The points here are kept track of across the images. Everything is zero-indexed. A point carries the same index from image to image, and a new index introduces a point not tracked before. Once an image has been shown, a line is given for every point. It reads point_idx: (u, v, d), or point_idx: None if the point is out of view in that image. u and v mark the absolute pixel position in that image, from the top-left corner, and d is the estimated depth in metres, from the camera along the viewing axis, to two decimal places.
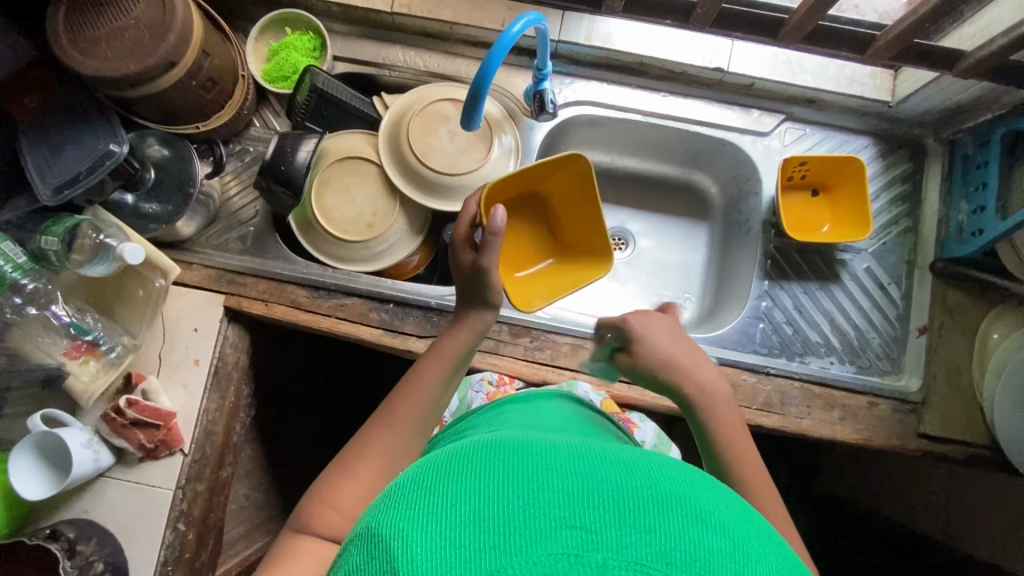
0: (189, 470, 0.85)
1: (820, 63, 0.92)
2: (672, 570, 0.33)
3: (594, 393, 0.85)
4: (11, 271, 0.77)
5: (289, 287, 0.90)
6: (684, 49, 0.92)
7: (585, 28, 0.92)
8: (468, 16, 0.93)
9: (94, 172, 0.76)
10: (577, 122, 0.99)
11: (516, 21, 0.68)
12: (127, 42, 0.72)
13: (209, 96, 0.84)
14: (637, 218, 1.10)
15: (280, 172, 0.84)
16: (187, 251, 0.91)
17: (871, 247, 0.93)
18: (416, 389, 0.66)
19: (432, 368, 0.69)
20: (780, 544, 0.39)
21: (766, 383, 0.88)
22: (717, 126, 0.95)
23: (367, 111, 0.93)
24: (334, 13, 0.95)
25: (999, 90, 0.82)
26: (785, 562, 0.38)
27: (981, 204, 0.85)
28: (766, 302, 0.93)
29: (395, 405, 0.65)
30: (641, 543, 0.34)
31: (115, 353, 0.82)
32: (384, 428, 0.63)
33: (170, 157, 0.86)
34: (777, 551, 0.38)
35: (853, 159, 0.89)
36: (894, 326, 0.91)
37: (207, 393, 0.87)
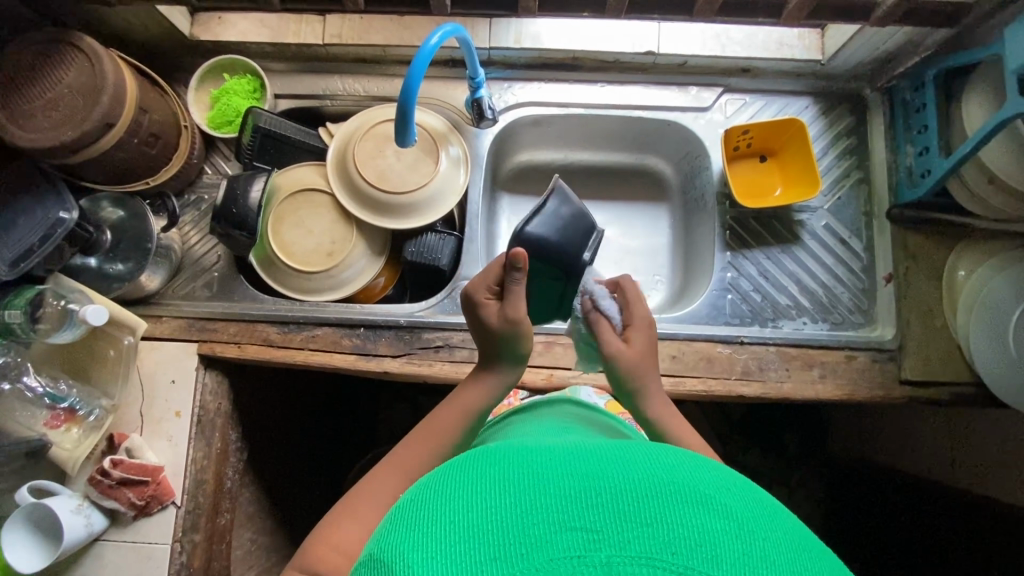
0: (184, 521, 0.86)
1: (748, 32, 0.92)
2: (678, 560, 0.33)
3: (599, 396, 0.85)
4: None
5: (259, 325, 0.90)
6: (614, 38, 0.93)
7: (513, 31, 0.93)
8: (398, 36, 0.94)
9: (47, 241, 0.77)
10: (521, 125, 1.00)
11: (435, 32, 0.69)
12: (63, 110, 0.74)
13: (154, 151, 0.85)
14: (599, 209, 1.11)
15: (233, 215, 0.85)
16: (156, 305, 0.92)
17: (827, 203, 0.94)
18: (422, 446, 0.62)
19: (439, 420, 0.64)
20: (786, 518, 0.40)
21: (742, 351, 0.88)
22: (659, 109, 0.96)
23: (315, 144, 0.94)
24: (269, 53, 0.97)
25: (921, 32, 0.83)
26: (794, 534, 0.38)
27: (925, 145, 0.86)
28: (731, 272, 0.93)
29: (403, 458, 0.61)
30: (648, 539, 0.34)
31: (94, 416, 0.83)
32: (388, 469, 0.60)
33: (126, 217, 0.87)
34: (786, 525, 0.38)
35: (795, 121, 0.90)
36: (861, 278, 0.92)
37: (192, 443, 0.88)
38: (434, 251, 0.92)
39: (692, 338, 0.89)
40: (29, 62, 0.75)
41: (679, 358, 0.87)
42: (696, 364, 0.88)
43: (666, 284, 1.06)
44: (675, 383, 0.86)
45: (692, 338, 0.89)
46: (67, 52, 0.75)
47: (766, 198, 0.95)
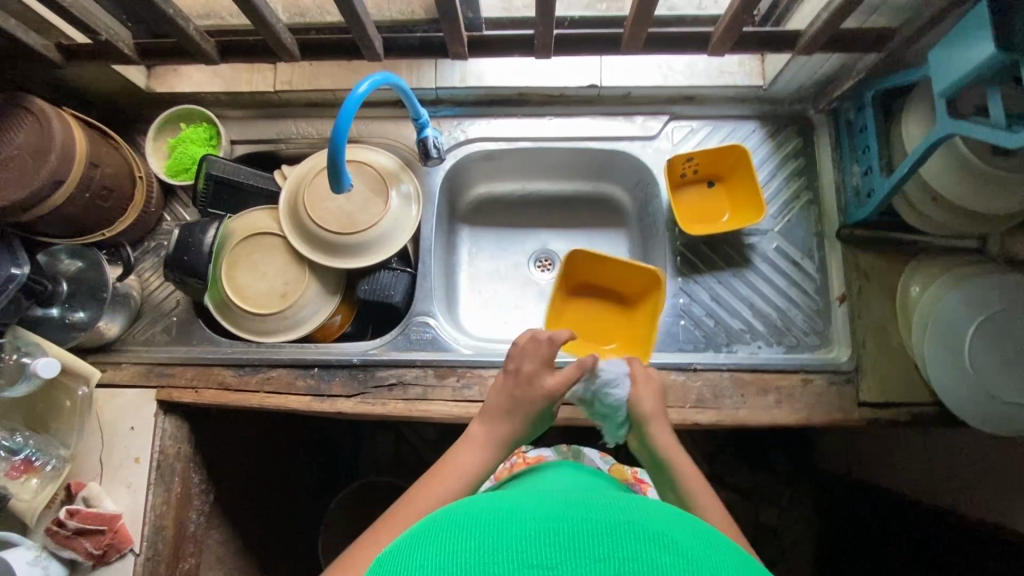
0: (142, 569, 0.86)
1: (688, 62, 0.94)
2: None
3: (601, 460, 0.85)
4: None
5: (216, 369, 0.91)
6: (557, 73, 0.95)
7: (458, 72, 0.95)
8: (347, 81, 0.96)
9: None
10: (473, 159, 1.01)
11: (362, 81, 0.71)
12: (13, 170, 0.76)
13: (109, 204, 0.87)
14: (558, 236, 1.12)
15: (186, 263, 0.86)
16: (117, 351, 0.94)
17: (777, 225, 0.94)
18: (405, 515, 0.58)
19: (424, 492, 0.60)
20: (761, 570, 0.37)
21: (696, 379, 0.88)
22: (606, 139, 0.98)
23: (267, 186, 0.96)
24: (224, 101, 0.99)
25: (853, 57, 0.83)
26: None
27: (869, 165, 0.86)
28: (682, 297, 0.93)
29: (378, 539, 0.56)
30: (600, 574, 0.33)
31: (52, 466, 0.84)
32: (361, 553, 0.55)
33: (84, 267, 0.89)
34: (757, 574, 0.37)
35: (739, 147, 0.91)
36: (815, 299, 0.92)
37: (151, 489, 0.88)
38: (387, 287, 0.93)
39: None
40: None
41: None
42: None
43: None
44: None
45: None
46: (19, 115, 0.78)
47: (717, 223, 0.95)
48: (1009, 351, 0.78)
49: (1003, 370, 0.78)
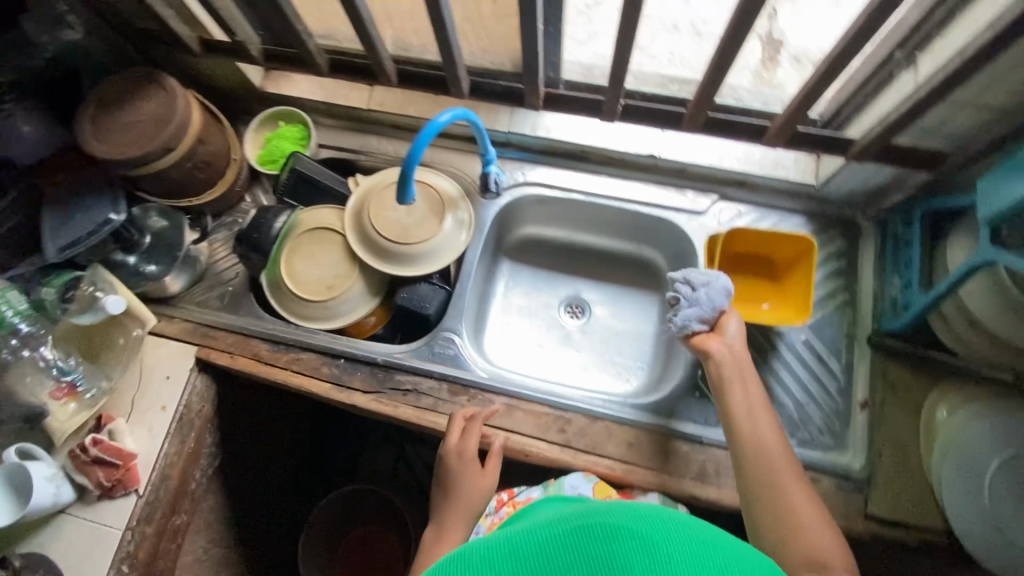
0: (140, 511, 0.91)
1: (745, 151, 1.00)
2: None
3: (586, 480, 0.84)
4: (12, 316, 0.87)
5: (255, 341, 0.99)
6: (621, 138, 1.02)
7: (530, 122, 1.05)
8: (431, 112, 1.07)
9: (93, 235, 0.90)
10: (527, 202, 1.08)
11: (444, 112, 0.80)
12: (136, 132, 0.88)
13: (203, 176, 0.98)
14: (593, 288, 1.16)
15: (253, 240, 0.97)
16: (173, 306, 1.02)
17: (809, 319, 0.95)
18: None
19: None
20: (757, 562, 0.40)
21: (700, 452, 0.88)
22: (656, 205, 1.03)
23: (339, 189, 1.04)
24: (321, 109, 1.11)
25: (903, 174, 0.87)
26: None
27: (908, 280, 0.88)
28: (701, 370, 0.94)
29: None
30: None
31: (91, 395, 0.92)
32: None
33: (167, 227, 0.99)
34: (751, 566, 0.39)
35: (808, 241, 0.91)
36: (836, 400, 0.91)
37: (168, 437, 0.95)
38: (424, 299, 0.99)
39: (651, 428, 0.89)
40: (121, 91, 0.91)
41: (635, 446, 0.88)
42: (651, 455, 0.88)
43: (645, 372, 1.07)
44: (626, 470, 0.86)
45: (651, 428, 0.89)
46: (151, 87, 0.91)
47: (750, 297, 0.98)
48: None
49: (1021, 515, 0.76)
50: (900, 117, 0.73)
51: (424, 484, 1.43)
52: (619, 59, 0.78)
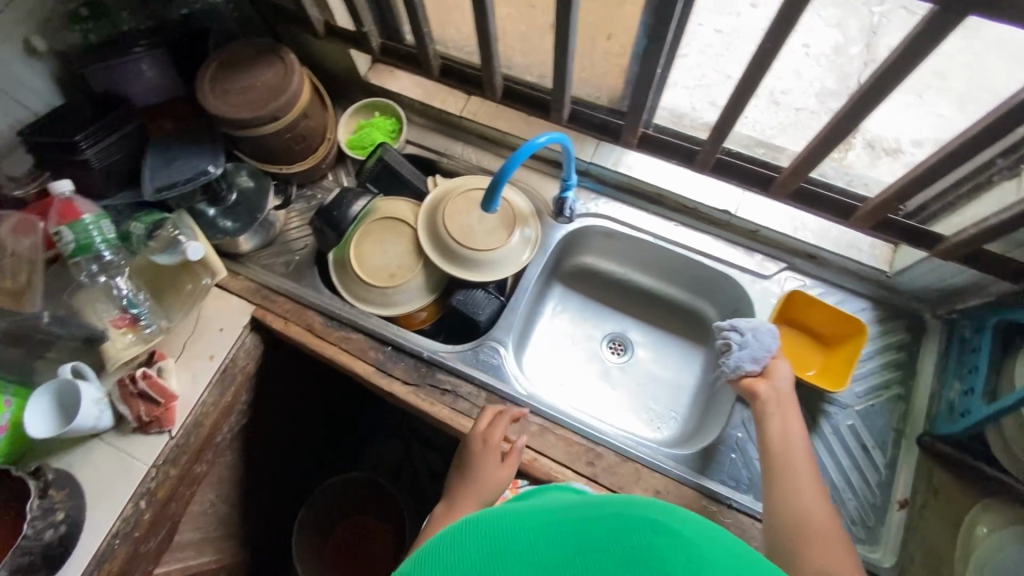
0: (168, 451, 0.93)
1: (822, 225, 1.00)
2: None
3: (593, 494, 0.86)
4: (100, 242, 0.89)
5: (310, 312, 1.02)
6: (700, 190, 1.03)
7: (614, 156, 1.07)
8: (520, 130, 1.11)
9: (190, 183, 0.95)
10: (594, 232, 1.10)
11: (543, 135, 0.81)
12: (250, 96, 0.94)
13: (298, 148, 1.03)
14: (639, 329, 1.17)
15: (332, 217, 1.01)
16: (240, 263, 1.06)
17: (859, 405, 0.93)
18: None
19: None
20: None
21: (727, 516, 0.86)
22: (721, 261, 1.03)
23: (418, 185, 1.08)
24: (416, 107, 1.16)
25: (984, 280, 0.86)
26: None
27: (971, 385, 0.85)
28: (741, 433, 0.93)
29: None
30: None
31: (149, 330, 0.95)
32: None
33: (253, 188, 1.05)
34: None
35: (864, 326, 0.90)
36: (874, 493, 0.89)
37: (210, 386, 0.97)
38: (477, 306, 1.01)
39: (681, 480, 0.88)
40: (244, 57, 0.97)
41: (662, 495, 0.87)
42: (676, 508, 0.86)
43: (677, 423, 1.07)
44: None
45: (681, 480, 0.88)
46: (273, 59, 0.96)
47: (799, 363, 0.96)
48: None
49: None
50: (998, 224, 0.72)
51: (423, 488, 1.42)
52: (728, 114, 0.80)
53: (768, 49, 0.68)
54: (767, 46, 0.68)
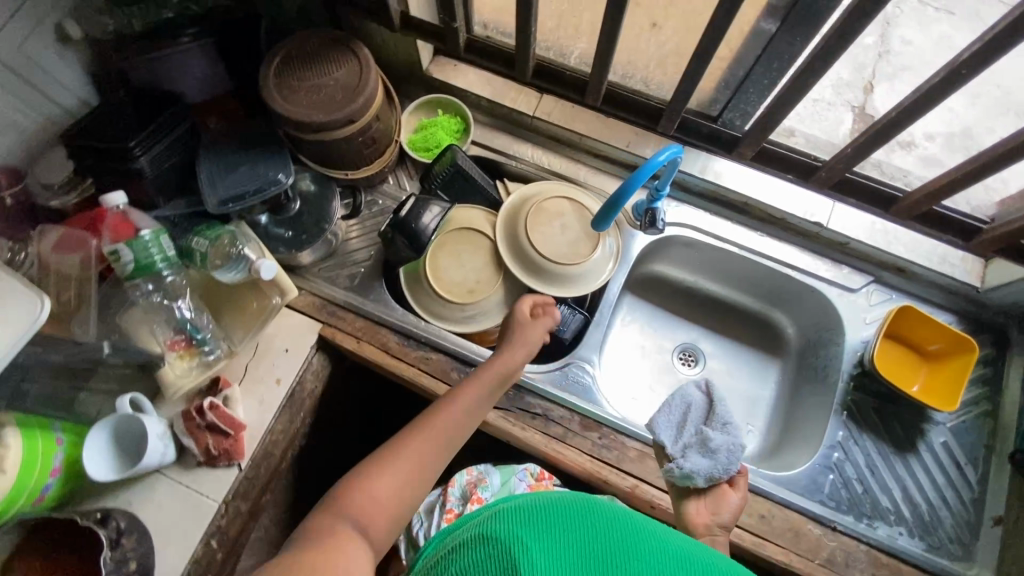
0: (238, 485, 0.86)
1: (915, 239, 0.97)
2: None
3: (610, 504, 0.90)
4: (160, 261, 0.81)
5: (383, 330, 0.95)
6: (790, 199, 0.99)
7: (701, 163, 1.00)
8: (598, 132, 1.02)
9: (258, 194, 0.86)
10: (676, 241, 1.06)
11: (663, 150, 0.76)
12: (323, 97, 0.84)
13: (366, 151, 0.94)
14: (709, 339, 1.14)
15: (409, 228, 0.92)
16: (300, 276, 0.98)
17: (951, 421, 0.93)
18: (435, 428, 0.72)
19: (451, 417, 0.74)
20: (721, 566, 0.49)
21: (831, 538, 0.85)
22: (807, 274, 1.01)
23: (491, 192, 1.02)
24: (482, 105, 1.08)
25: None
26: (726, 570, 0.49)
27: None
28: (838, 453, 0.91)
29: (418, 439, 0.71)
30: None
31: (213, 356, 0.87)
32: (406, 450, 0.70)
33: (315, 193, 0.96)
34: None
35: (973, 346, 0.88)
36: (969, 510, 0.89)
37: (278, 413, 0.90)
38: (563, 322, 0.96)
39: (784, 504, 0.86)
40: (311, 52, 0.87)
41: (766, 520, 0.85)
42: (782, 532, 0.85)
43: (757, 438, 1.04)
44: (756, 543, 0.83)
45: (785, 504, 0.86)
46: (344, 54, 0.87)
47: (905, 381, 0.94)
48: None
49: None
50: None
51: None
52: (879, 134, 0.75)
53: (964, 74, 0.63)
54: (956, 73, 0.64)
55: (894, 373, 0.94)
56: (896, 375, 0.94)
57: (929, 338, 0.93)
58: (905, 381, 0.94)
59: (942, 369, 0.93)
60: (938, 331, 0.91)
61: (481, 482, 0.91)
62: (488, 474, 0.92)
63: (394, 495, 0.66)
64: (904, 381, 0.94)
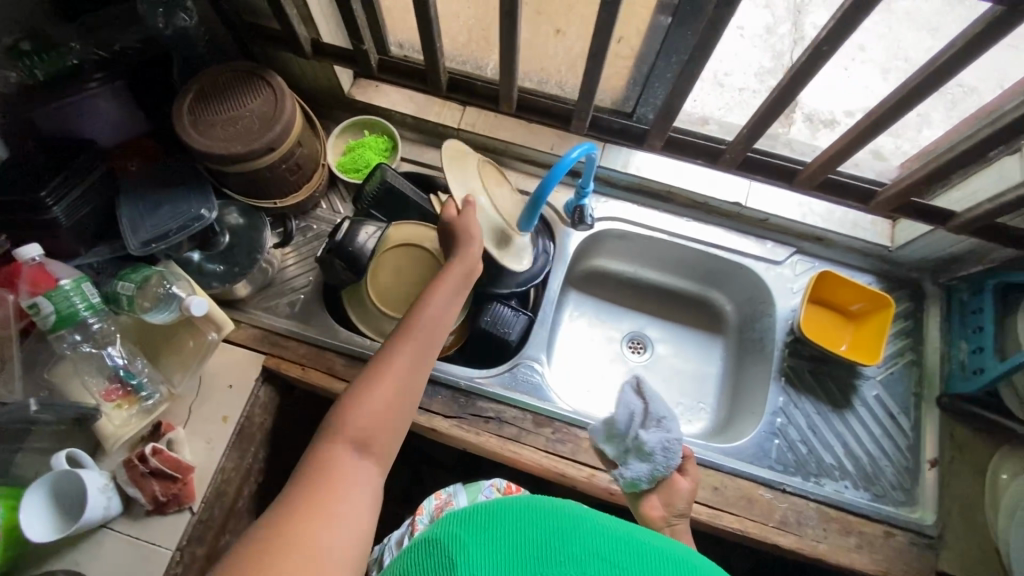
0: (192, 530, 0.84)
1: (827, 208, 1.04)
2: None
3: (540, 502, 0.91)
4: (83, 309, 0.79)
5: (328, 354, 0.95)
6: (708, 184, 1.04)
7: (622, 157, 1.06)
8: (523, 138, 1.07)
9: (182, 231, 0.85)
10: (608, 235, 1.09)
11: (575, 147, 0.79)
12: (239, 128, 0.84)
13: (292, 178, 0.94)
14: (655, 324, 1.17)
15: (347, 252, 0.93)
16: (239, 310, 0.97)
17: (881, 374, 0.98)
18: (409, 342, 0.71)
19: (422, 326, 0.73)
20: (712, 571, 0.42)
21: (782, 500, 0.89)
22: (736, 252, 1.06)
23: (426, 207, 1.03)
24: (407, 122, 1.09)
25: (986, 247, 0.91)
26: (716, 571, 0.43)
27: (980, 344, 0.93)
28: (781, 419, 0.95)
29: (391, 359, 0.69)
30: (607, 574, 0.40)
31: (151, 401, 0.85)
32: (376, 380, 0.67)
33: (244, 225, 0.95)
34: None
35: (888, 301, 0.94)
36: (907, 456, 0.94)
37: (228, 451, 0.88)
38: (507, 325, 0.97)
39: (736, 473, 0.89)
40: (224, 85, 0.87)
41: (720, 491, 0.88)
42: (736, 501, 0.88)
43: (709, 414, 1.08)
44: (713, 515, 0.86)
45: (736, 473, 0.89)
46: (258, 85, 0.87)
47: (832, 342, 0.99)
48: None
49: None
50: None
51: None
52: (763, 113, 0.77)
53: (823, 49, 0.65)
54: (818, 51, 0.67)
55: (821, 335, 0.99)
56: (822, 336, 0.99)
57: (854, 297, 0.98)
58: (831, 342, 0.99)
59: (864, 327, 0.99)
60: (858, 292, 0.97)
61: (449, 504, 0.89)
62: (456, 495, 0.89)
63: (381, 418, 0.65)
64: (830, 342, 0.99)
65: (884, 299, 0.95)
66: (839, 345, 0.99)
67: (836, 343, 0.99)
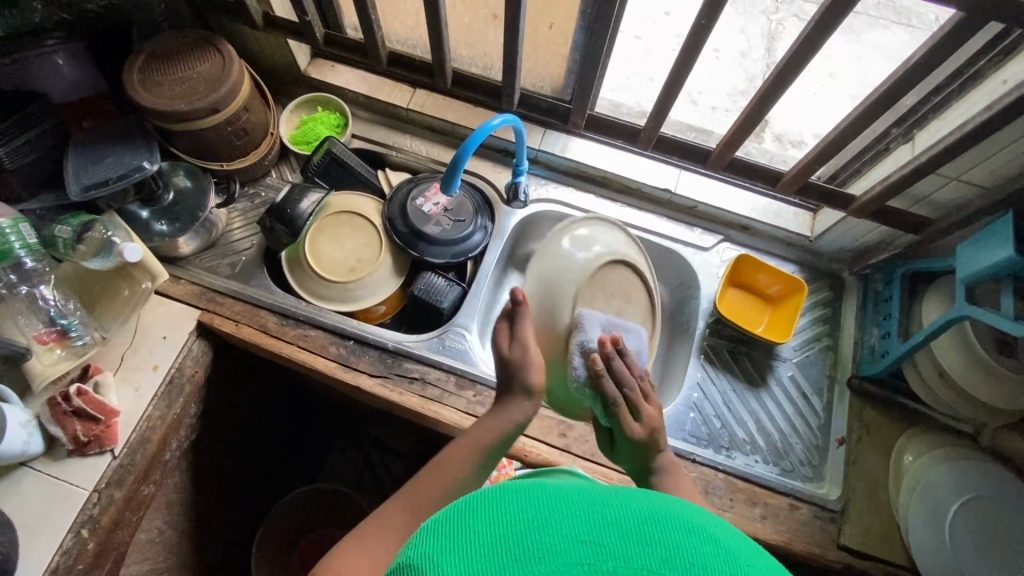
0: (112, 473, 0.86)
1: (753, 199, 1.09)
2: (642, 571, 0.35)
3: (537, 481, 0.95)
4: (19, 248, 0.84)
5: (263, 312, 0.98)
6: (642, 170, 1.10)
7: (560, 144, 1.10)
8: (468, 120, 1.12)
9: (122, 180, 0.89)
10: (546, 217, 1.14)
11: (497, 117, 0.84)
12: (186, 88, 0.89)
13: (239, 143, 0.99)
14: None
15: (285, 215, 0.95)
16: (181, 267, 1.00)
17: (796, 357, 1.03)
18: (442, 472, 0.71)
19: (456, 462, 0.72)
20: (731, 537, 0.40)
21: (691, 469, 0.91)
22: (667, 237, 1.10)
23: (371, 179, 1.07)
24: (361, 102, 1.15)
25: (893, 235, 0.96)
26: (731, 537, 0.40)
27: (888, 329, 0.97)
28: (697, 394, 0.99)
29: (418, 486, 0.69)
30: (586, 556, 0.35)
31: (81, 343, 0.87)
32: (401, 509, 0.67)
33: (191, 188, 0.99)
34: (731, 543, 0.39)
35: (801, 284, 1.00)
36: (816, 435, 0.97)
37: (155, 400, 0.90)
38: (439, 293, 1.00)
39: None
40: (174, 49, 0.92)
41: None
42: None
43: None
44: (622, 480, 0.89)
45: None
46: (207, 49, 0.92)
47: (751, 322, 1.04)
48: (987, 534, 0.84)
49: (977, 550, 0.83)
50: (902, 180, 0.82)
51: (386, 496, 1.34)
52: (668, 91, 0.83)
53: (705, 23, 0.71)
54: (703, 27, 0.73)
55: (740, 315, 1.04)
56: (742, 315, 1.04)
57: (771, 280, 1.03)
58: (751, 322, 1.04)
59: (782, 310, 1.04)
60: (775, 275, 1.02)
61: None
62: None
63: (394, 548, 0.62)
64: (750, 322, 1.04)
65: (797, 281, 1.01)
66: (758, 326, 1.04)
67: (755, 324, 1.04)
